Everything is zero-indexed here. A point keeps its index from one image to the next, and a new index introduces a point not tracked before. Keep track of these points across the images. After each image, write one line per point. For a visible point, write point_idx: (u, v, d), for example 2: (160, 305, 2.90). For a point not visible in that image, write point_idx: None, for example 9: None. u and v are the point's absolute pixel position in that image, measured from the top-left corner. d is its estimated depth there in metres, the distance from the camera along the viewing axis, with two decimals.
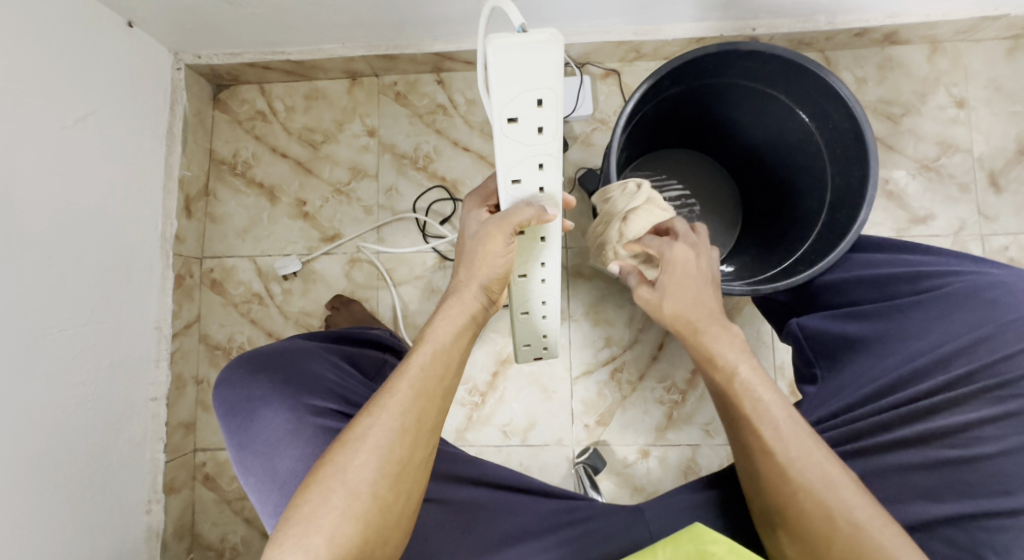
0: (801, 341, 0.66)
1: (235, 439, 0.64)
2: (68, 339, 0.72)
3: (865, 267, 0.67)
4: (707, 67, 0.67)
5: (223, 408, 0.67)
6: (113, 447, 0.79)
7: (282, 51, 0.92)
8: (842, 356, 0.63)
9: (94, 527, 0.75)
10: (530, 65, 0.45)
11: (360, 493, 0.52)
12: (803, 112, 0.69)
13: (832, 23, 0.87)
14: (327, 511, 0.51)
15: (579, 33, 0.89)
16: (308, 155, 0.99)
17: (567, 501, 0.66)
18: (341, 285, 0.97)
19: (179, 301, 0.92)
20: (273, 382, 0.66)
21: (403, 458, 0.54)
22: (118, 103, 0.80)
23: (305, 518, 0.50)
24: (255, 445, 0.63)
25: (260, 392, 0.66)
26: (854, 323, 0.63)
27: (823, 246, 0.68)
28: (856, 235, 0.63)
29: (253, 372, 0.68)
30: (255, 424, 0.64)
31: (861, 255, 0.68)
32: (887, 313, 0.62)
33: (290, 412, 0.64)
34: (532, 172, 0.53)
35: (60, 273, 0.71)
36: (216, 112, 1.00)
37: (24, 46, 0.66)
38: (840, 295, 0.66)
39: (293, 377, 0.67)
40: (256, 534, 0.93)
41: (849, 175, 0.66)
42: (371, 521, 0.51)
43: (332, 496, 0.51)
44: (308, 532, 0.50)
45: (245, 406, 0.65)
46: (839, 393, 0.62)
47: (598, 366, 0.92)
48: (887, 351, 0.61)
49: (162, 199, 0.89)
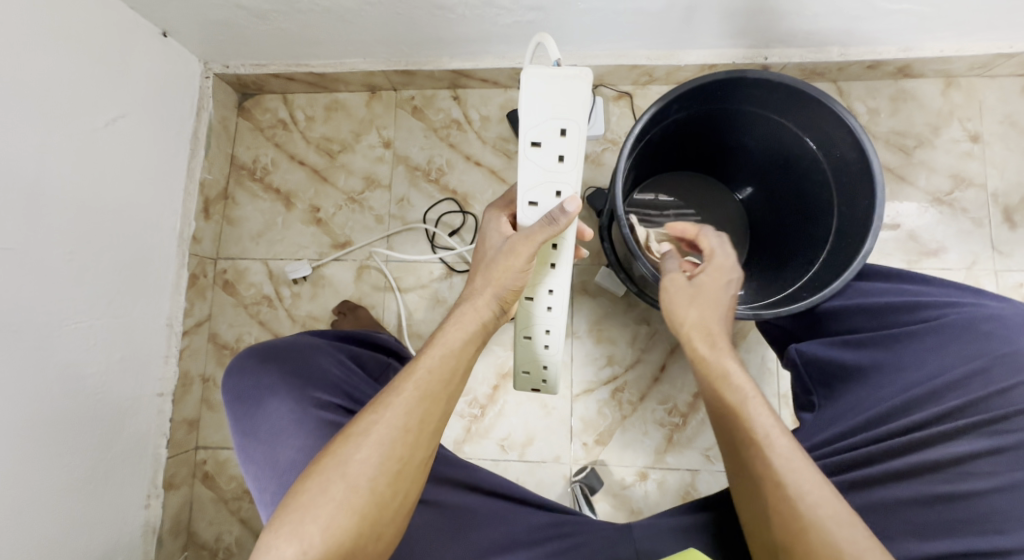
0: (799, 366, 0.65)
1: (240, 426, 0.66)
2: (84, 332, 0.75)
3: (864, 295, 0.66)
4: (716, 92, 0.67)
5: (231, 395, 0.69)
6: (117, 440, 0.81)
7: (306, 64, 0.95)
8: (839, 384, 0.63)
9: (92, 518, 0.77)
10: (560, 94, 0.52)
11: (359, 486, 0.52)
12: (810, 139, 0.68)
13: (845, 54, 0.88)
14: (326, 501, 0.51)
15: (593, 55, 0.91)
16: (324, 164, 1.02)
17: (558, 514, 0.66)
18: (349, 291, 0.99)
19: (192, 300, 0.94)
20: (281, 373, 0.68)
21: (404, 457, 0.54)
22: (148, 108, 0.84)
23: (302, 507, 0.51)
24: (258, 432, 0.65)
25: (267, 381, 0.67)
26: (852, 351, 0.63)
27: (826, 273, 0.68)
28: (860, 264, 0.62)
29: (264, 360, 0.70)
30: (261, 412, 0.66)
31: (866, 284, 0.68)
32: (886, 341, 0.62)
33: (296, 402, 0.66)
34: (551, 198, 0.57)
35: (79, 266, 0.74)
36: (240, 119, 1.03)
37: (62, 51, 0.70)
38: (843, 324, 0.65)
39: (300, 370, 0.69)
40: (250, 536, 0.94)
41: (856, 204, 0.66)
42: (366, 516, 0.52)
43: (332, 488, 0.52)
44: (304, 521, 0.50)
45: (252, 394, 0.67)
46: (835, 421, 0.61)
47: (600, 385, 0.92)
48: (883, 381, 0.61)
49: (182, 200, 0.92)
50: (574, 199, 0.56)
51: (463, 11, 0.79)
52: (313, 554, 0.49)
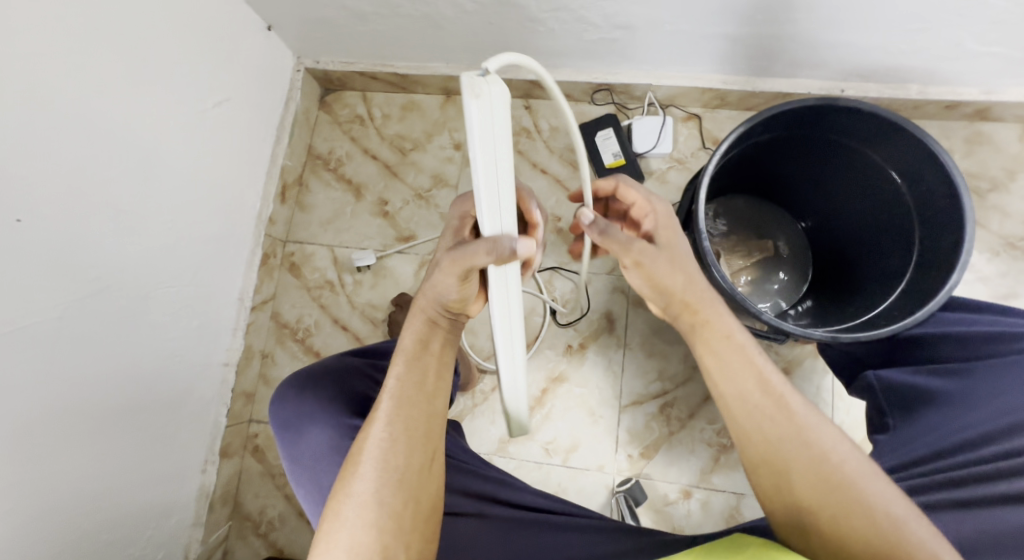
0: (876, 391, 0.66)
1: (286, 456, 0.63)
2: (174, 296, 0.79)
3: (952, 325, 0.67)
4: (803, 117, 0.69)
5: (273, 422, 0.66)
6: (187, 403, 0.84)
7: (391, 64, 1.00)
8: (918, 408, 0.63)
9: (157, 475, 0.80)
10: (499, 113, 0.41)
11: (368, 501, 0.48)
12: (893, 171, 0.69)
13: (924, 93, 0.88)
14: (342, 527, 0.48)
15: (669, 76, 0.93)
16: (396, 160, 1.06)
17: (607, 521, 0.63)
18: (409, 284, 1.02)
19: (261, 278, 0.99)
20: (318, 399, 0.64)
21: (402, 465, 0.50)
22: (248, 94, 0.89)
23: (326, 535, 0.48)
24: (304, 461, 0.62)
25: (307, 408, 0.64)
26: (938, 378, 0.63)
27: (906, 304, 0.68)
28: (946, 295, 0.61)
29: (301, 386, 0.66)
30: (302, 441, 0.62)
31: (949, 314, 0.69)
32: (974, 370, 0.62)
33: (334, 429, 0.62)
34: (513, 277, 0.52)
35: (178, 235, 0.78)
36: (320, 112, 1.08)
37: (187, 35, 0.75)
38: (923, 352, 0.67)
39: (338, 394, 0.65)
40: (293, 512, 0.97)
41: (939, 240, 0.66)
42: (385, 527, 0.48)
43: (344, 511, 0.48)
44: (324, 548, 0.47)
45: (293, 422, 0.64)
46: (910, 445, 0.61)
47: (648, 399, 0.92)
48: (971, 409, 0.60)
49: (263, 183, 0.97)
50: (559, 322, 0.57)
51: (553, 25, 0.83)
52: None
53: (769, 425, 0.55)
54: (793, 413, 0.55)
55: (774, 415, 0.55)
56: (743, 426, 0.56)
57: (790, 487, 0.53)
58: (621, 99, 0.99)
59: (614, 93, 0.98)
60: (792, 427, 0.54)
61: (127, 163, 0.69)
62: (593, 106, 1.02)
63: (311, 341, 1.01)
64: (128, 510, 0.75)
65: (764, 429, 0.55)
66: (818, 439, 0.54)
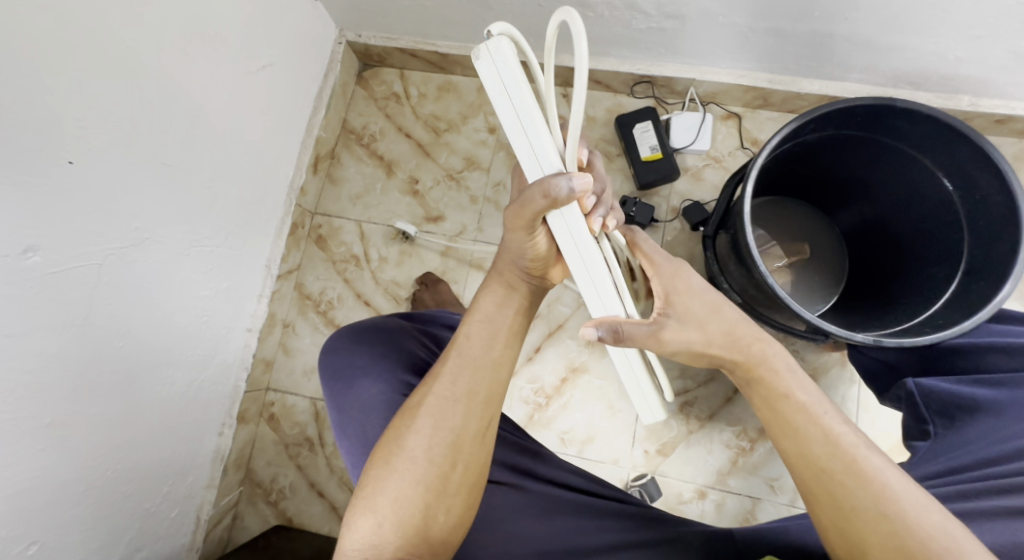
0: (916, 400, 0.65)
1: (333, 404, 0.65)
2: (204, 255, 0.78)
3: (990, 336, 0.68)
4: (855, 117, 0.69)
5: (325, 374, 0.67)
6: (209, 365, 0.85)
7: (432, 43, 0.99)
8: (961, 417, 0.63)
9: (176, 433, 0.80)
10: None
11: (417, 457, 0.51)
12: (946, 178, 0.70)
13: (975, 104, 0.86)
14: (389, 474, 0.51)
15: (713, 72, 0.92)
16: (430, 140, 1.06)
17: (648, 510, 0.64)
18: (435, 264, 1.02)
19: (289, 247, 0.99)
20: (373, 353, 0.66)
21: (456, 426, 0.53)
22: (290, 63, 0.89)
23: (372, 480, 0.51)
24: (351, 410, 0.63)
25: (361, 361, 0.66)
26: (984, 388, 0.63)
27: (952, 312, 0.68)
28: (995, 307, 0.62)
29: (357, 341, 0.68)
30: (351, 390, 0.64)
31: (996, 327, 0.69)
32: (1019, 381, 0.62)
33: (388, 383, 0.63)
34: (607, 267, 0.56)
35: (215, 194, 0.79)
36: (357, 87, 1.09)
37: None
38: (970, 359, 0.67)
39: (392, 352, 0.67)
40: (304, 483, 0.98)
41: (993, 250, 0.66)
42: (430, 486, 0.51)
43: (392, 461, 0.51)
44: (374, 495, 0.51)
45: (345, 371, 0.66)
46: (949, 455, 0.62)
47: (669, 396, 0.92)
48: (1018, 416, 0.61)
49: (298, 153, 0.98)
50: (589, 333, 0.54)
51: (603, 11, 0.82)
52: (387, 528, 0.49)
53: (841, 489, 0.50)
54: (863, 467, 0.50)
55: (846, 484, 0.50)
56: (815, 492, 0.51)
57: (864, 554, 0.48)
58: (662, 92, 0.98)
59: (655, 86, 0.97)
60: (868, 494, 0.49)
61: (176, 118, 0.69)
62: (632, 98, 1.01)
63: (332, 314, 1.02)
64: (146, 465, 0.75)
65: (834, 492, 0.50)
66: (894, 504, 0.48)
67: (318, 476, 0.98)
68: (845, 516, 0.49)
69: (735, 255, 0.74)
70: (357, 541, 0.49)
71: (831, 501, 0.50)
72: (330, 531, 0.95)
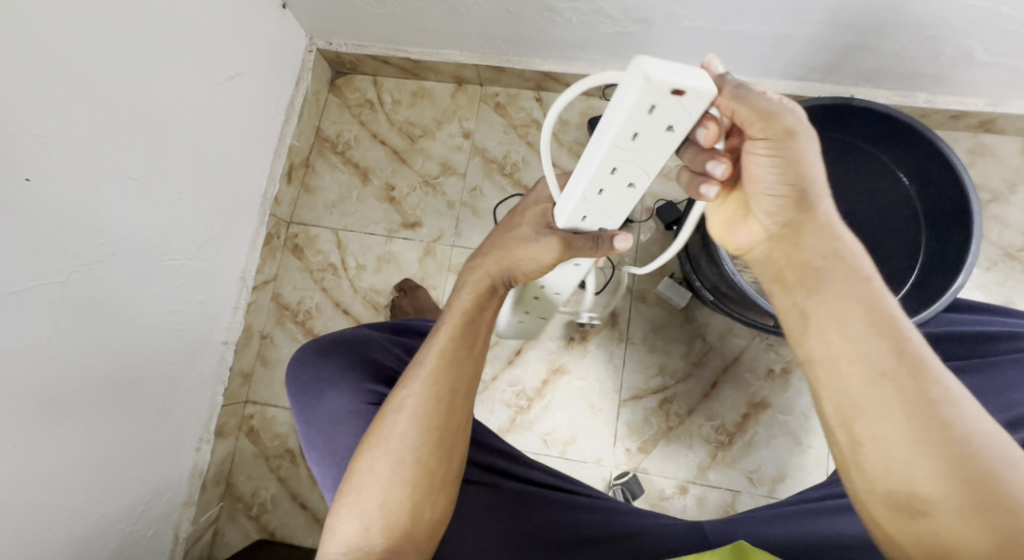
0: None
1: (300, 418, 0.65)
2: (175, 268, 0.77)
3: (951, 325, 0.71)
4: (819, 116, 0.72)
5: (291, 388, 0.67)
6: (185, 378, 0.83)
7: (403, 49, 1.00)
8: None
9: (151, 449, 0.79)
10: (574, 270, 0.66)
11: (404, 459, 0.51)
12: (902, 174, 0.74)
13: (931, 101, 0.89)
14: (375, 479, 0.51)
15: None
16: (405, 146, 1.06)
17: (624, 504, 0.66)
18: (413, 270, 1.02)
19: (264, 258, 0.99)
20: (339, 366, 0.66)
21: (439, 424, 0.53)
22: (259, 71, 0.88)
23: (356, 486, 0.51)
24: (319, 423, 0.62)
25: (328, 374, 0.66)
26: None
27: (913, 303, 0.71)
28: (951, 297, 0.64)
29: (323, 355, 0.68)
30: (319, 402, 0.64)
31: (954, 315, 0.72)
32: (976, 367, 0.64)
33: (356, 393, 0.63)
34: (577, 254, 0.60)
35: (184, 206, 0.78)
36: (330, 95, 1.09)
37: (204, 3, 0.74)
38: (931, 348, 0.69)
39: (359, 363, 0.67)
40: (286, 495, 0.97)
41: (948, 241, 0.68)
42: (417, 485, 0.51)
43: (377, 465, 0.51)
44: (360, 500, 0.50)
45: (312, 385, 0.66)
46: None
47: (648, 394, 0.93)
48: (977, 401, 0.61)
49: (271, 163, 0.97)
50: (628, 239, 0.52)
51: (570, 16, 0.83)
52: (375, 532, 0.49)
53: (896, 392, 0.42)
54: (922, 368, 0.42)
55: (906, 387, 0.41)
56: (861, 399, 0.42)
57: (906, 466, 0.41)
58: None
59: None
60: (920, 399, 0.41)
61: (142, 129, 0.68)
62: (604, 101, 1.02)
63: (311, 324, 1.01)
64: (120, 484, 0.74)
65: (882, 390, 0.42)
66: (950, 406, 0.41)
67: (300, 487, 0.97)
68: (886, 410, 0.42)
69: (705, 254, 0.76)
70: (342, 545, 0.49)
71: (873, 392, 0.42)
72: (314, 543, 0.94)
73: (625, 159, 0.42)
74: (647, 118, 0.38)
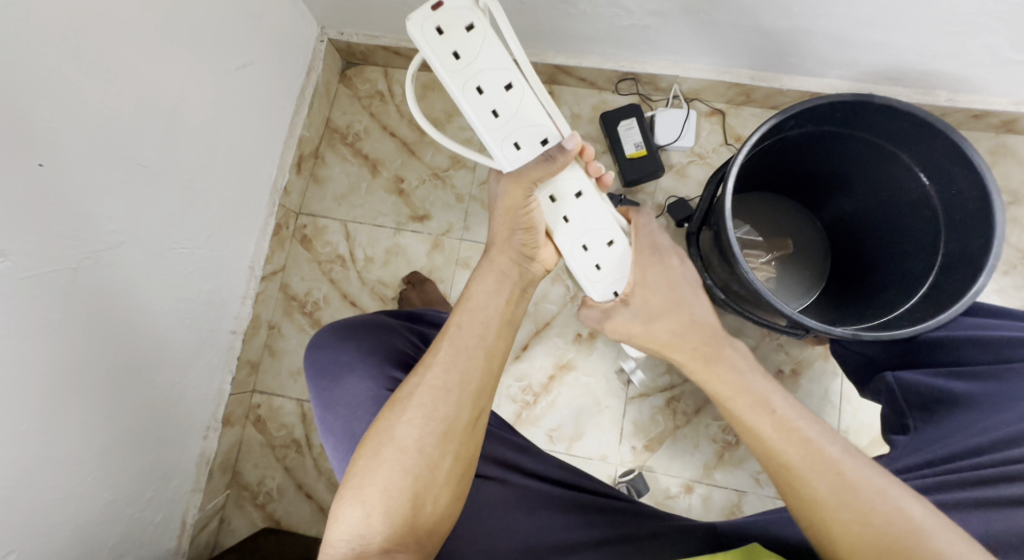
0: (896, 392, 0.67)
1: (318, 400, 0.65)
2: (184, 257, 0.77)
3: (969, 329, 0.69)
4: (836, 113, 0.70)
5: (310, 369, 0.67)
6: (193, 367, 0.84)
7: (415, 41, 0.99)
8: (939, 409, 0.64)
9: (159, 437, 0.79)
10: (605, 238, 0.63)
11: (407, 447, 0.51)
12: (923, 174, 0.71)
13: (952, 100, 0.88)
14: (379, 465, 0.51)
15: (696, 69, 0.92)
16: (415, 138, 1.05)
17: (632, 506, 0.65)
18: (421, 263, 1.02)
19: (273, 248, 0.99)
20: (359, 350, 0.66)
21: (446, 415, 0.53)
22: (270, 61, 0.88)
23: (360, 471, 0.51)
24: (337, 407, 0.63)
25: (347, 358, 0.66)
26: (961, 381, 0.64)
27: (928, 306, 0.70)
28: (970, 300, 0.63)
29: (343, 337, 0.68)
30: (338, 386, 0.64)
31: (969, 319, 0.71)
32: (995, 375, 0.63)
33: (374, 379, 0.63)
34: (586, 244, 0.63)
35: (194, 195, 0.78)
36: (341, 85, 1.08)
37: None
38: (946, 353, 0.68)
39: (379, 348, 0.67)
40: (292, 485, 0.97)
41: (968, 244, 0.67)
42: (418, 475, 0.51)
43: (382, 452, 0.51)
44: (362, 486, 0.50)
45: (331, 368, 0.66)
46: (930, 447, 0.63)
47: (656, 392, 0.92)
48: (997, 408, 0.61)
49: (281, 153, 0.97)
50: (574, 136, 0.57)
51: (584, 8, 0.81)
52: (375, 518, 0.49)
53: (801, 481, 0.50)
54: (821, 456, 0.50)
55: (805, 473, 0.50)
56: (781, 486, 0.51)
57: (834, 542, 0.48)
58: (646, 89, 0.98)
59: (640, 82, 0.97)
60: (826, 483, 0.49)
61: (152, 117, 0.68)
62: (617, 95, 1.01)
63: (318, 315, 1.02)
64: (128, 471, 0.74)
65: (795, 484, 0.50)
66: (851, 490, 0.48)
67: (306, 477, 0.97)
68: (804, 496, 0.50)
69: (718, 251, 0.75)
70: (346, 532, 0.49)
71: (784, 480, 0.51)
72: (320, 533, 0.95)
73: (479, 74, 0.55)
74: (438, 41, 0.54)
